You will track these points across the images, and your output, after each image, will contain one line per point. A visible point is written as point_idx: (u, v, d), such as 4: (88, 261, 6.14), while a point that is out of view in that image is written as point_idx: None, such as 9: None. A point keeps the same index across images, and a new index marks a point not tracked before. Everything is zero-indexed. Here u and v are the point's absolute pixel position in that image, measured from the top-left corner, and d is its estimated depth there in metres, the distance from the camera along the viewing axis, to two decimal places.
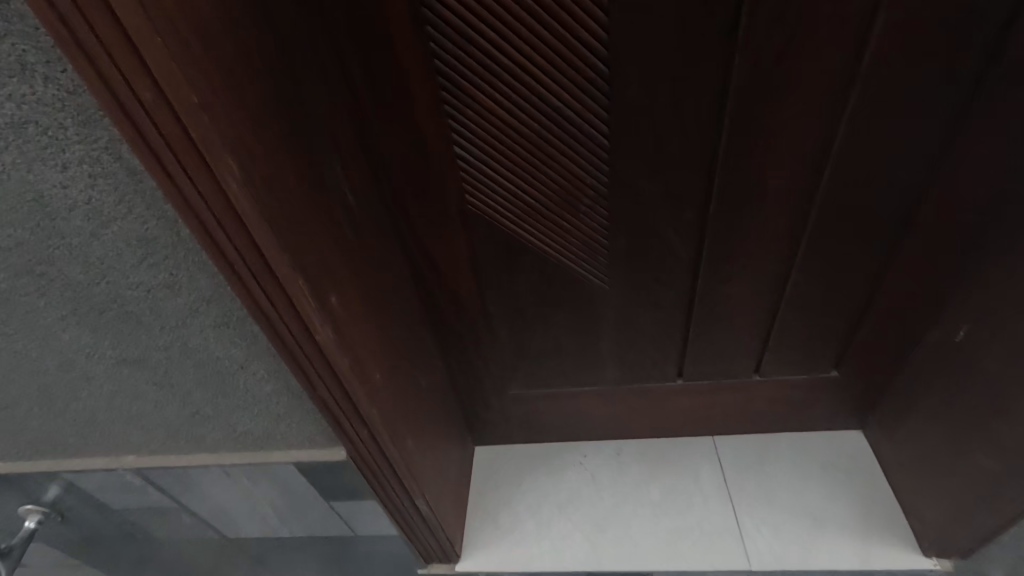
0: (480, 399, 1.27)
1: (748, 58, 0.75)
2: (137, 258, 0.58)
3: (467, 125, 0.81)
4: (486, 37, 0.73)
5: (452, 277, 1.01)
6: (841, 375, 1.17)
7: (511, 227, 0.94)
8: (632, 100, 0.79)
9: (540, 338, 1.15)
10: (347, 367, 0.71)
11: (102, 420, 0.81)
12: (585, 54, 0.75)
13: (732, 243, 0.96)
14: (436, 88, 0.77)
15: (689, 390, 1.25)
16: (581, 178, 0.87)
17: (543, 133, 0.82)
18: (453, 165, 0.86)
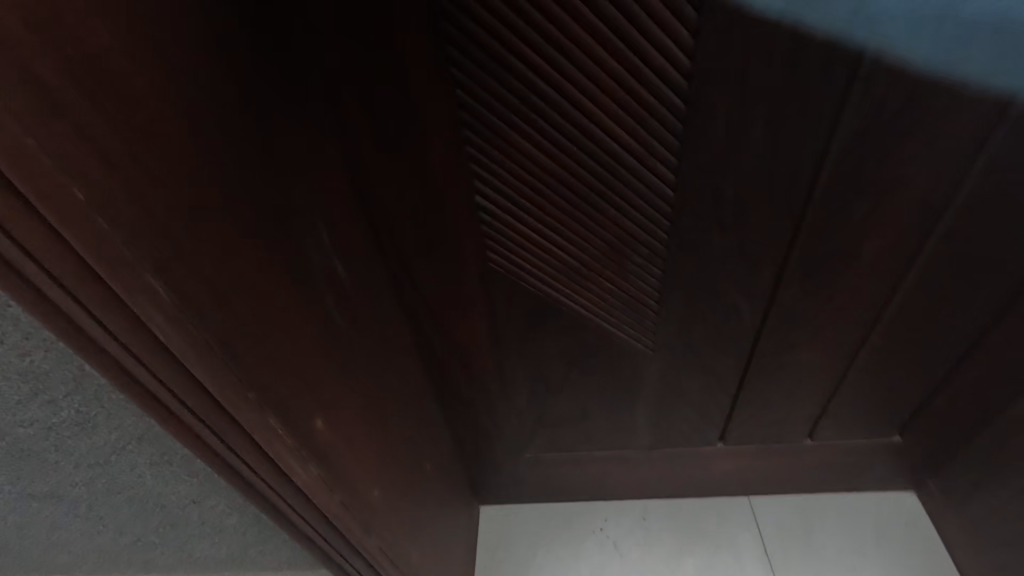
0: (486, 463, 1.09)
1: (872, 88, 0.58)
2: (23, 395, 0.38)
3: (495, 168, 0.65)
4: (525, 62, 0.57)
5: (466, 339, 0.84)
6: (903, 441, 1.03)
7: (541, 283, 0.78)
8: (710, 143, 0.63)
9: (563, 403, 0.97)
10: (340, 504, 0.53)
11: (12, 546, 0.61)
12: (658, 84, 0.59)
13: (805, 303, 0.80)
14: (457, 121, 0.61)
15: (729, 453, 1.09)
16: (632, 228, 0.71)
17: (592, 178, 0.66)
18: (474, 214, 0.69)
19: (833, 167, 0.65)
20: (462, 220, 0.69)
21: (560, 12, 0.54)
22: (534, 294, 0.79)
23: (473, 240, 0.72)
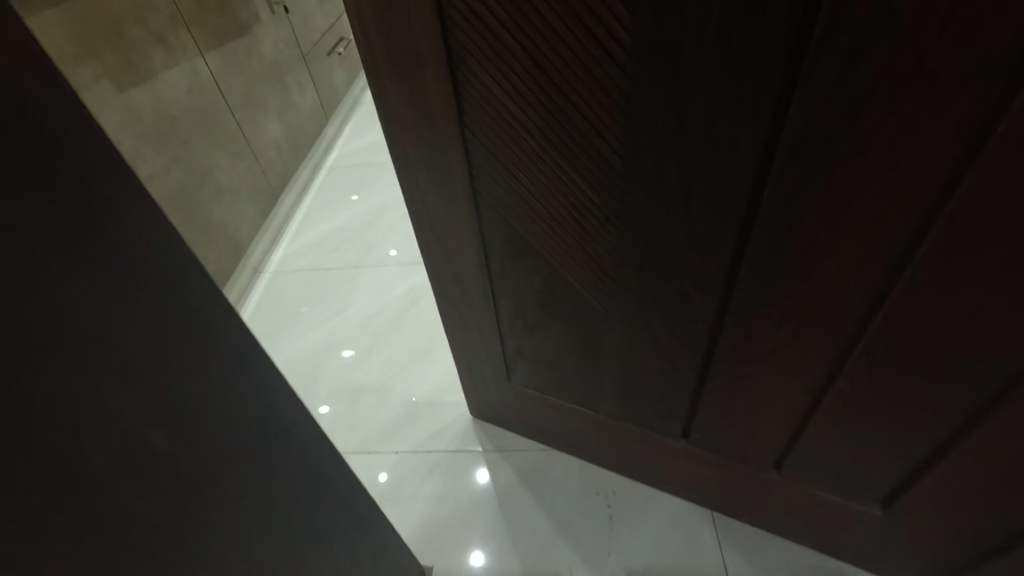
0: (479, 378, 1.28)
1: (828, 86, 0.50)
2: None
3: (473, 104, 0.75)
4: (495, 10, 0.64)
5: (461, 248, 0.98)
6: (883, 517, 0.90)
7: (519, 208, 0.86)
8: (652, 121, 0.62)
9: (537, 339, 1.08)
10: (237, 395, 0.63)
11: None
12: (602, 50, 0.60)
13: (765, 315, 0.74)
14: (442, 44, 0.69)
15: (694, 455, 1.07)
16: (587, 168, 0.73)
17: (549, 125, 0.72)
18: (459, 132, 0.79)
19: (786, 172, 0.58)
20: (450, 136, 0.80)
21: None
22: (513, 217, 0.88)
23: (462, 156, 0.82)
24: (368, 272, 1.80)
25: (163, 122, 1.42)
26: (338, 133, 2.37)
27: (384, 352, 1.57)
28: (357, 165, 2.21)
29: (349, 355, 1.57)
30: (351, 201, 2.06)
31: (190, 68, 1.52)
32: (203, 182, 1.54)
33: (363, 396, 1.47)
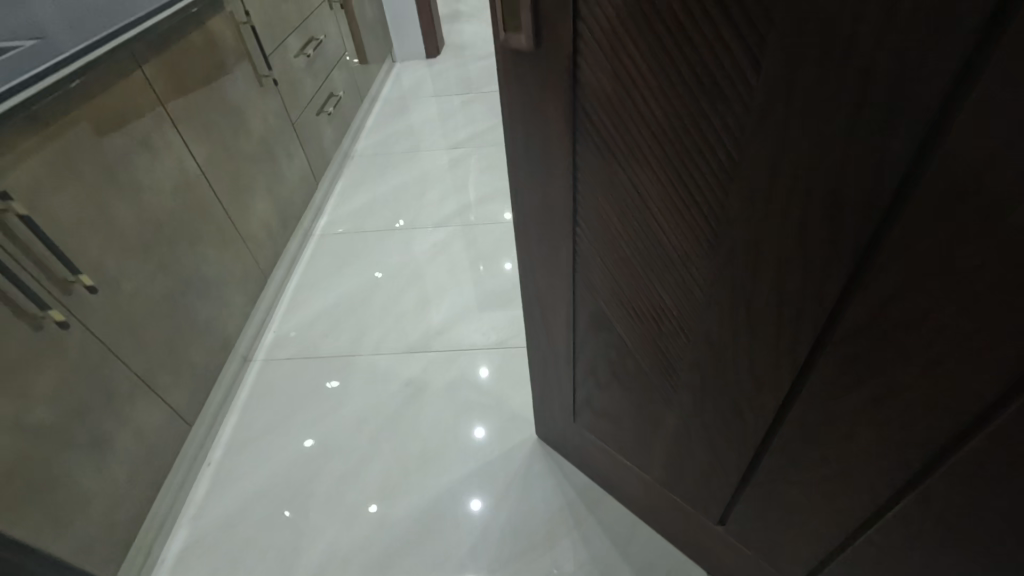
0: (547, 407, 1.08)
1: (890, 270, 0.41)
2: None
3: (585, 193, 0.66)
4: (628, 102, 0.54)
5: (551, 305, 0.86)
6: None
7: (611, 305, 0.76)
8: (742, 273, 0.53)
9: (601, 393, 0.91)
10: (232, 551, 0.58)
11: None
12: (716, 188, 0.51)
13: (797, 463, 0.63)
14: (569, 128, 0.60)
15: (729, 546, 0.87)
16: (676, 291, 0.64)
17: (656, 237, 0.61)
18: (569, 216, 0.70)
19: (835, 343, 0.49)
20: (560, 213, 0.71)
21: (657, 78, 0.50)
22: (605, 311, 0.77)
23: (565, 237, 0.73)
24: (362, 365, 1.30)
25: (238, 176, 1.30)
26: (352, 151, 2.15)
27: (400, 442, 1.15)
28: (347, 233, 1.72)
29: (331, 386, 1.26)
30: (333, 229, 1.74)
31: (261, 116, 1.44)
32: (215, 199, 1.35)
33: (322, 464, 1.12)
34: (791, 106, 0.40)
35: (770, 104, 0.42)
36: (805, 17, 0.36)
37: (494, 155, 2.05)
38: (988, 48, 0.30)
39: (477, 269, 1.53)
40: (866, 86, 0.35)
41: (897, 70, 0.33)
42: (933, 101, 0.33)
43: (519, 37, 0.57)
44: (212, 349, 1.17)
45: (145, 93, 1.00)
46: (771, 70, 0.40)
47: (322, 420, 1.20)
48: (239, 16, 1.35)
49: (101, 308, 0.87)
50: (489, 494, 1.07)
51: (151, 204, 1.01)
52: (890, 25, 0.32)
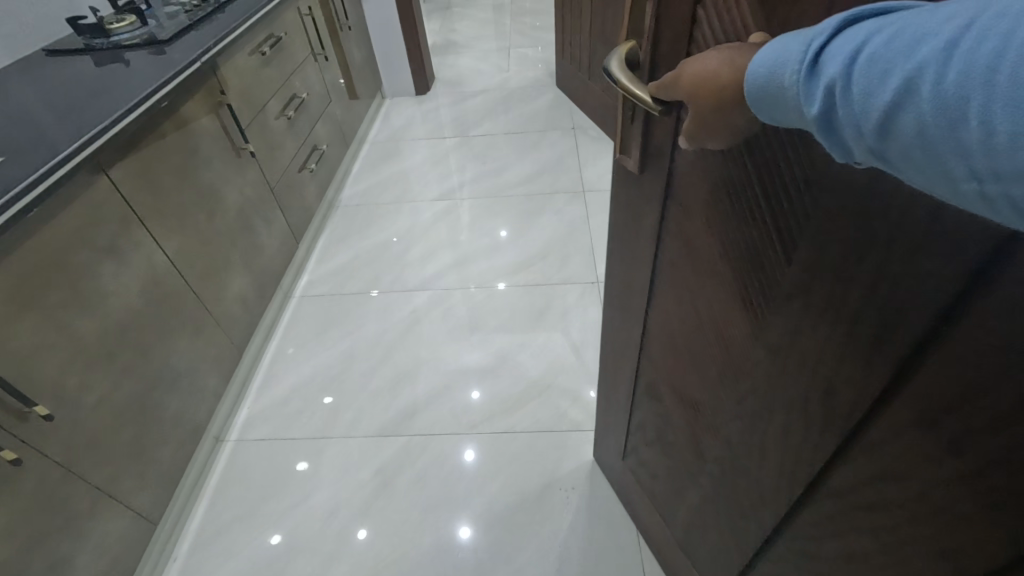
0: (603, 439, 1.12)
1: (869, 454, 0.42)
2: None
3: (658, 290, 0.69)
4: (695, 232, 0.56)
5: (621, 359, 0.89)
6: None
7: (666, 388, 0.78)
8: (764, 410, 0.55)
9: (647, 449, 0.92)
10: None
11: None
12: (752, 333, 0.53)
13: None
14: (656, 236, 0.64)
15: None
16: (713, 399, 0.65)
17: (704, 351, 0.64)
18: (646, 303, 0.73)
19: (821, 494, 0.50)
20: (639, 298, 0.75)
21: (720, 225, 0.52)
22: (659, 388, 0.80)
23: (640, 317, 0.77)
24: (333, 448, 1.30)
25: (212, 258, 1.30)
26: (336, 201, 2.15)
27: (411, 477, 1.23)
28: (325, 296, 1.72)
29: (328, 403, 1.40)
30: (312, 291, 1.73)
31: (238, 190, 1.44)
32: (234, 250, 1.40)
33: (291, 560, 1.12)
34: (812, 291, 0.42)
35: (798, 286, 0.44)
36: (829, 230, 0.38)
37: (511, 204, 2.04)
38: (969, 298, 0.30)
39: (452, 342, 1.53)
40: (864, 306, 0.38)
41: (888, 297, 0.35)
42: (911, 338, 0.35)
43: (630, 161, 0.62)
44: (182, 439, 1.17)
45: (111, 197, 1.01)
46: (799, 263, 0.43)
47: (325, 449, 1.30)
48: (215, 95, 1.36)
49: (62, 428, 0.88)
50: (490, 526, 1.14)
51: (120, 310, 1.01)
52: (888, 271, 0.35)
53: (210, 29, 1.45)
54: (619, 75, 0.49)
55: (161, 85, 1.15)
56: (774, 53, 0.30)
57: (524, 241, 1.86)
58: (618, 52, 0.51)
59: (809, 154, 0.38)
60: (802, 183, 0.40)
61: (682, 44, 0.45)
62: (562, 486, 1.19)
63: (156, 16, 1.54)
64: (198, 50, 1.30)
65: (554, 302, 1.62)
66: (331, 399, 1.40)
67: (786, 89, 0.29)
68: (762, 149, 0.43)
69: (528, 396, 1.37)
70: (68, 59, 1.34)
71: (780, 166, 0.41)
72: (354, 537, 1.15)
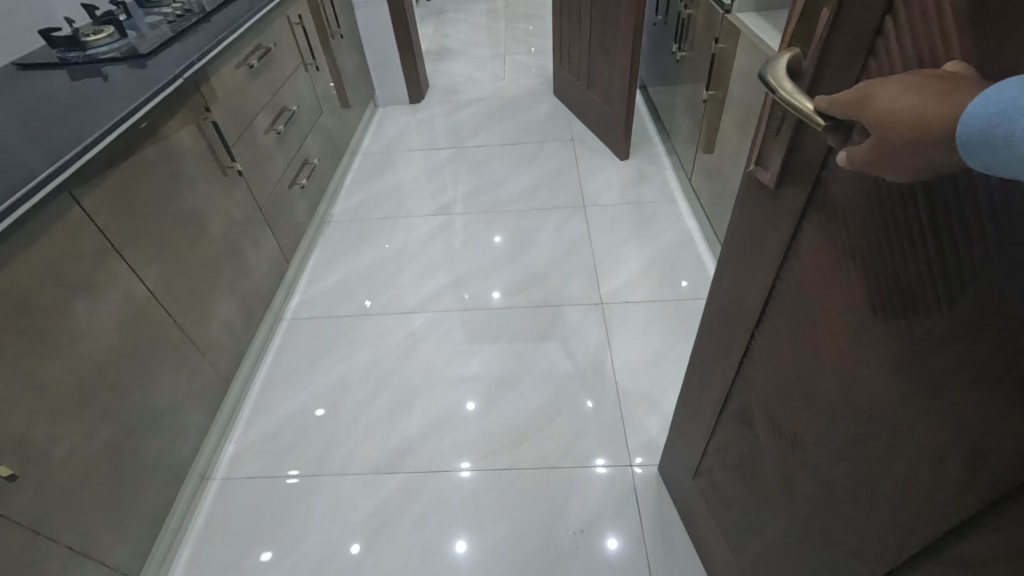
0: (675, 452, 1.09)
1: (1001, 538, 0.37)
2: None
3: (772, 313, 0.63)
4: (828, 258, 0.51)
5: (715, 374, 0.84)
6: None
7: (760, 414, 0.72)
8: (872, 461, 0.49)
9: (725, 473, 0.87)
10: None
11: None
12: (876, 378, 0.47)
13: None
14: (782, 254, 0.58)
15: None
16: (812, 436, 0.59)
17: (810, 385, 0.58)
18: (755, 324, 0.68)
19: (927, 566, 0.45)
20: (747, 317, 0.69)
21: (856, 254, 0.47)
22: (752, 411, 0.73)
23: (744, 335, 0.71)
24: (327, 486, 1.23)
25: (196, 285, 1.23)
26: (328, 216, 2.08)
27: (434, 497, 1.20)
28: (319, 317, 1.65)
29: (320, 413, 1.38)
30: (302, 314, 1.66)
31: (225, 212, 1.36)
32: (221, 275, 1.33)
33: None
34: (980, 341, 0.36)
35: (964, 335, 0.37)
36: (1013, 282, 0.33)
37: (532, 218, 1.98)
38: None
39: (450, 370, 1.46)
40: None
41: None
42: None
43: (767, 174, 0.56)
44: (165, 482, 1.10)
45: (86, 230, 0.94)
46: (962, 312, 0.37)
47: (324, 464, 1.27)
48: (199, 113, 1.28)
49: (26, 487, 0.81)
50: (511, 550, 1.11)
51: (95, 351, 0.94)
52: None
53: (193, 42, 1.37)
54: (777, 84, 0.44)
55: (140, 105, 1.07)
56: (1008, 96, 0.26)
57: (523, 260, 1.80)
58: (775, 60, 0.47)
59: (1001, 192, 0.32)
60: (991, 226, 0.34)
61: (859, 54, 0.41)
62: (569, 527, 1.13)
63: (136, 27, 1.46)
64: (180, 66, 1.22)
65: (556, 324, 1.56)
66: (323, 411, 1.38)
67: (1010, 137, 0.25)
68: (942, 178, 0.36)
69: (530, 430, 1.31)
70: (41, 73, 1.27)
71: (962, 199, 0.35)
72: (348, 551, 1.12)
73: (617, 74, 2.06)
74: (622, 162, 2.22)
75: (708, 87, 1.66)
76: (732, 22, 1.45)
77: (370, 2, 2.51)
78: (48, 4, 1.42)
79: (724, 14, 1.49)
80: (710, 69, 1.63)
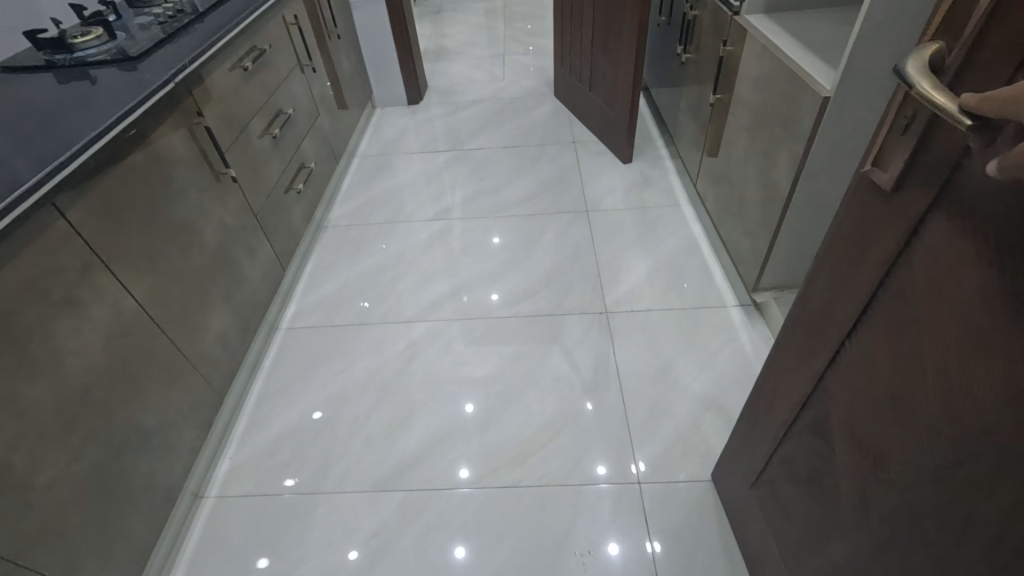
0: (734, 461, 1.06)
1: None
2: None
3: (868, 322, 0.60)
4: (951, 266, 0.48)
5: (791, 385, 0.80)
6: None
7: (838, 428, 0.68)
8: (985, 484, 0.46)
9: (789, 485, 0.83)
10: None
11: None
12: (1000, 394, 0.44)
13: None
14: (888, 262, 0.55)
15: None
16: (903, 454, 0.56)
17: (909, 400, 0.55)
18: (845, 334, 0.65)
19: None
20: (836, 326, 0.66)
21: (991, 263, 0.44)
22: (830, 424, 0.70)
23: (829, 345, 0.68)
24: (325, 505, 1.19)
25: (188, 298, 1.18)
26: (325, 221, 2.04)
27: (454, 503, 1.18)
28: (315, 326, 1.60)
29: (319, 417, 1.36)
30: (299, 323, 1.61)
31: (218, 221, 1.32)
32: (214, 285, 1.29)
33: None
34: None
35: None
36: None
37: (544, 221, 1.94)
38: None
39: (451, 382, 1.42)
40: None
41: None
42: None
43: (883, 175, 0.54)
44: (155, 503, 1.05)
45: (71, 244, 0.89)
46: None
47: (327, 474, 1.24)
48: (190, 117, 1.24)
49: (6, 517, 0.77)
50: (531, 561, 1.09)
51: (80, 372, 0.90)
52: None
53: (186, 44, 1.33)
54: (919, 80, 0.44)
55: (130, 110, 1.03)
56: None
57: (525, 267, 1.76)
58: (919, 54, 0.46)
59: None
60: None
61: (1015, 52, 0.39)
62: (575, 550, 1.10)
63: (127, 29, 1.41)
64: (170, 70, 1.17)
65: (559, 335, 1.52)
66: (321, 414, 1.37)
67: None
68: None
69: (534, 447, 1.27)
70: (25, 77, 1.21)
71: None
72: (347, 560, 1.10)
73: (620, 77, 2.02)
74: (625, 166, 2.18)
75: (714, 91, 1.63)
76: (741, 25, 1.41)
77: (367, 2, 2.47)
78: (34, 4, 1.37)
79: (732, 16, 1.46)
80: (717, 72, 1.59)
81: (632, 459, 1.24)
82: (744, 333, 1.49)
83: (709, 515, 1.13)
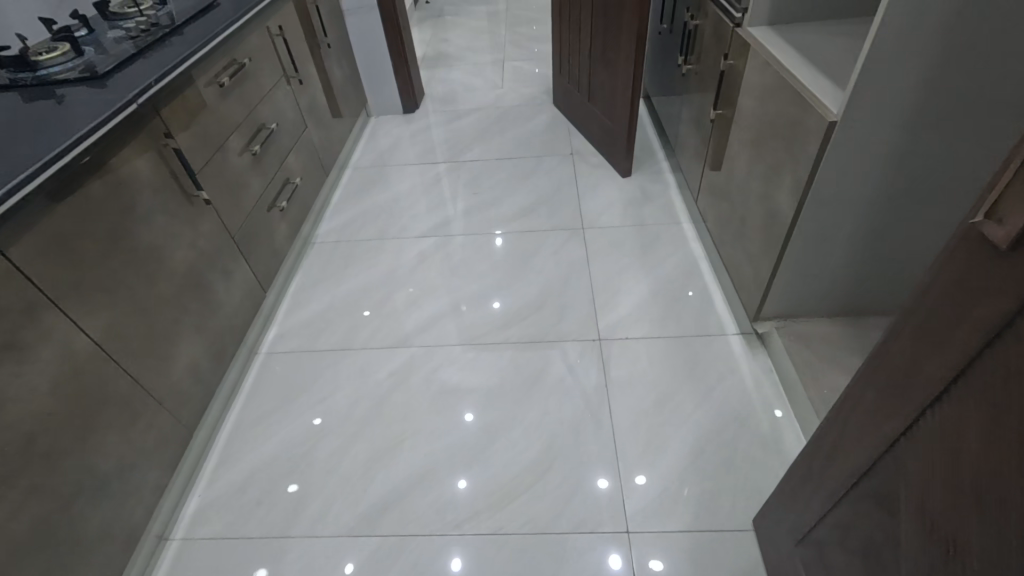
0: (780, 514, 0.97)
1: None
2: None
3: (961, 393, 0.52)
4: None
5: (852, 445, 0.71)
6: None
7: (908, 505, 0.60)
8: None
9: (844, 553, 0.75)
10: None
11: None
12: None
13: None
14: (994, 328, 0.47)
15: None
16: (988, 553, 0.48)
17: (1003, 493, 0.47)
18: (929, 401, 0.56)
19: None
20: (918, 393, 0.57)
21: None
22: (898, 499, 0.62)
23: (907, 411, 0.59)
24: (293, 548, 1.13)
25: (154, 329, 1.13)
26: (312, 237, 1.97)
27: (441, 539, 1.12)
28: (296, 350, 1.54)
29: (318, 422, 1.35)
30: (279, 347, 1.55)
31: (189, 245, 1.26)
32: (185, 313, 1.23)
33: None
34: None
35: None
36: None
37: (541, 237, 1.87)
38: None
39: (439, 407, 1.37)
40: None
41: None
42: None
43: (998, 232, 0.46)
44: (112, 550, 1.00)
45: (14, 285, 0.83)
46: None
47: (309, 501, 1.20)
48: (157, 138, 1.17)
49: None
50: None
51: (24, 420, 0.84)
52: None
53: (158, 59, 1.26)
54: None
55: (82, 137, 0.96)
56: None
57: (518, 288, 1.69)
58: None
59: None
60: None
61: None
62: None
63: (98, 43, 1.35)
64: (135, 90, 1.11)
65: (550, 362, 1.45)
66: (321, 420, 1.36)
67: None
68: None
69: (519, 486, 1.20)
70: None
71: None
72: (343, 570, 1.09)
73: (619, 88, 1.94)
74: (624, 180, 2.10)
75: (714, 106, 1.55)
76: (743, 38, 1.33)
77: (360, 9, 2.41)
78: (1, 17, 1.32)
79: (733, 28, 1.38)
80: (718, 86, 1.52)
81: (632, 472, 1.21)
82: (745, 365, 1.40)
83: (721, 566, 1.05)
